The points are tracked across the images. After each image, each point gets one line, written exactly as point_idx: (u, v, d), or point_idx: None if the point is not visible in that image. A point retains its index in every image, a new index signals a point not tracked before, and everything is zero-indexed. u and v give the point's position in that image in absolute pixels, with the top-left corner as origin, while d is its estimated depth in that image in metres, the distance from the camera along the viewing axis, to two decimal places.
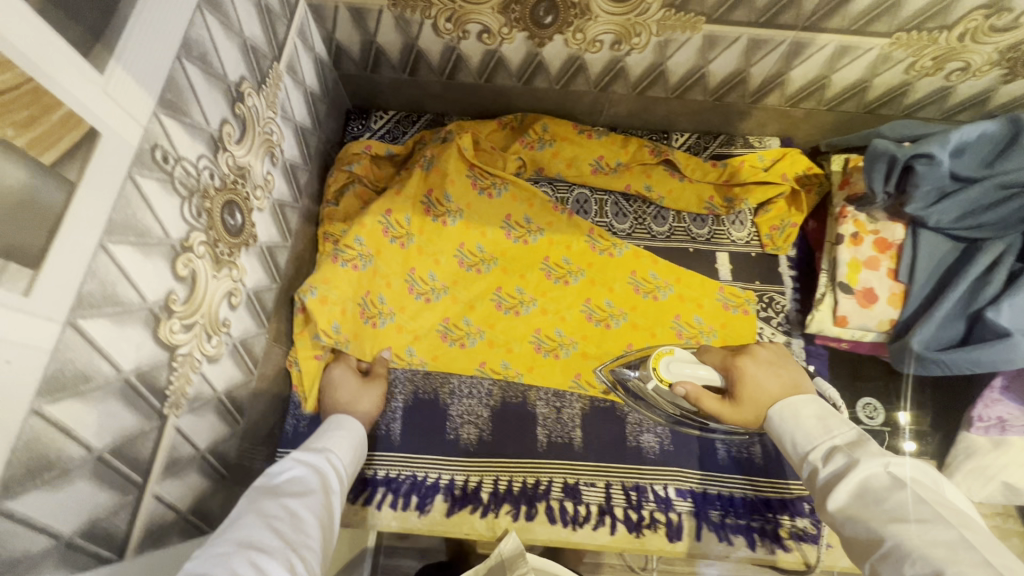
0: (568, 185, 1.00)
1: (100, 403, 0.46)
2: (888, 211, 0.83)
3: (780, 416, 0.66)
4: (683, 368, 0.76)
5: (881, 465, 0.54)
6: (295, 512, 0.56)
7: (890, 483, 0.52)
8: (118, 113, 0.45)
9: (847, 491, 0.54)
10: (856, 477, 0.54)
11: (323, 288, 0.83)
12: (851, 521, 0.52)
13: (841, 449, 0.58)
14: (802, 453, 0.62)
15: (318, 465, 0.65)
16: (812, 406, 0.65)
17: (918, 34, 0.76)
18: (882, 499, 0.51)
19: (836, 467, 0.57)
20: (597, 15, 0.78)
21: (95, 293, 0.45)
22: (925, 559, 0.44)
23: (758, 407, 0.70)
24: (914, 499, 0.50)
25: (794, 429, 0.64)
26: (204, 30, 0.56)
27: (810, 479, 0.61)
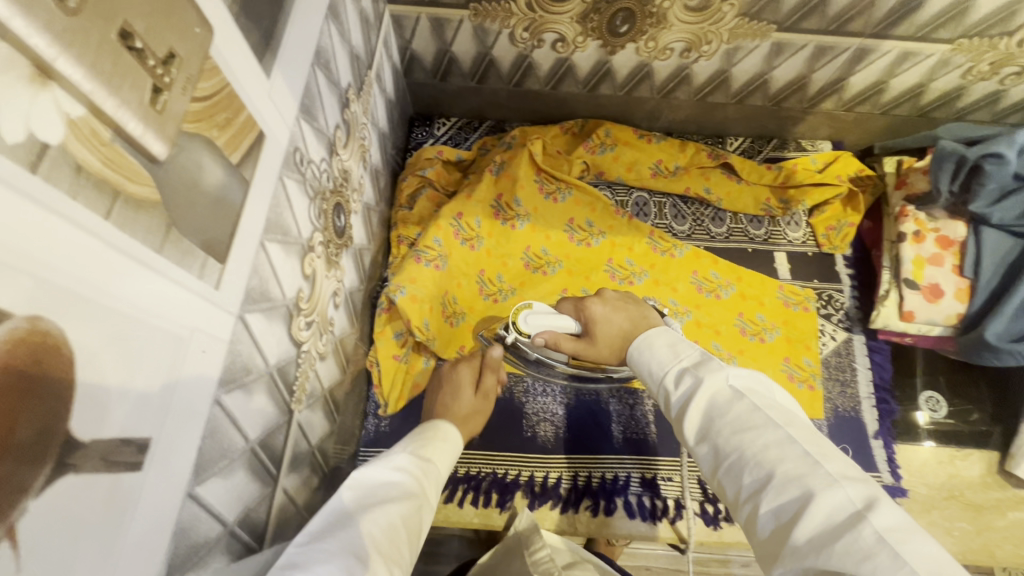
0: (627, 188, 1.03)
1: (255, 395, 0.48)
2: (948, 210, 0.86)
3: (637, 351, 0.61)
4: (541, 319, 0.77)
5: (723, 379, 0.50)
6: (394, 525, 0.48)
7: (731, 396, 0.48)
8: (275, 115, 0.47)
9: (696, 411, 0.49)
10: (701, 395, 0.50)
11: (410, 287, 0.83)
12: (698, 441, 0.49)
13: (690, 369, 0.54)
14: (658, 377, 0.57)
15: (417, 470, 0.56)
16: (664, 335, 0.60)
17: (980, 40, 0.80)
18: (724, 412, 0.47)
19: (684, 390, 0.52)
20: (672, 24, 0.81)
21: (256, 288, 0.46)
22: (759, 466, 0.42)
23: (610, 343, 0.70)
24: (750, 408, 0.46)
25: (650, 360, 0.59)
26: (328, 39, 0.58)
27: (666, 406, 0.55)
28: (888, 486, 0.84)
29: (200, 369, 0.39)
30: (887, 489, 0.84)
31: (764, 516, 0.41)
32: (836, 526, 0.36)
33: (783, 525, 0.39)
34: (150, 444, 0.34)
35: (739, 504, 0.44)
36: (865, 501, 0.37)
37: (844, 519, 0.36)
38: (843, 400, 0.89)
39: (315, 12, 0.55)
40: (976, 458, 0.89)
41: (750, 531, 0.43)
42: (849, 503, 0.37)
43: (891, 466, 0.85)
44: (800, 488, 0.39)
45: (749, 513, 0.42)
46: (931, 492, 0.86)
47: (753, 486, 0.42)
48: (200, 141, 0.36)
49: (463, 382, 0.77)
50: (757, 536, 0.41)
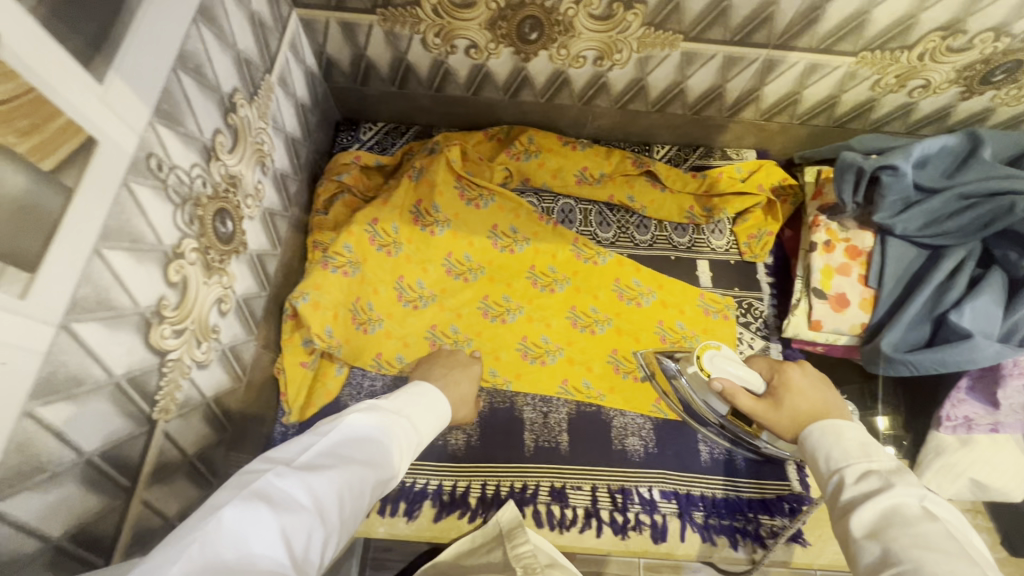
0: (553, 195, 1.03)
1: (90, 406, 0.47)
2: (858, 220, 0.87)
3: (818, 430, 0.56)
4: (725, 366, 0.68)
5: (919, 496, 0.44)
6: (365, 489, 0.48)
7: (923, 513, 0.43)
8: (116, 121, 0.46)
9: (872, 511, 0.45)
10: (885, 500, 0.45)
11: (314, 293, 0.83)
12: (867, 540, 0.44)
13: (877, 471, 0.49)
14: (829, 466, 0.52)
15: (403, 436, 0.55)
16: (858, 429, 0.54)
17: (882, 54, 0.81)
18: (910, 525, 0.42)
19: (866, 487, 0.47)
20: (580, 32, 0.81)
21: (89, 297, 0.45)
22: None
23: (796, 416, 0.61)
24: (945, 534, 0.41)
25: (830, 446, 0.54)
26: (199, 43, 0.58)
27: (830, 499, 0.51)
28: (796, 494, 0.84)
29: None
30: (795, 496, 0.84)
31: None
32: None
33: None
34: None
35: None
36: None
37: None
38: None
39: (178, 15, 0.54)
40: None
41: None
42: None
43: (801, 475, 0.85)
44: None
45: None
46: None
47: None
48: None
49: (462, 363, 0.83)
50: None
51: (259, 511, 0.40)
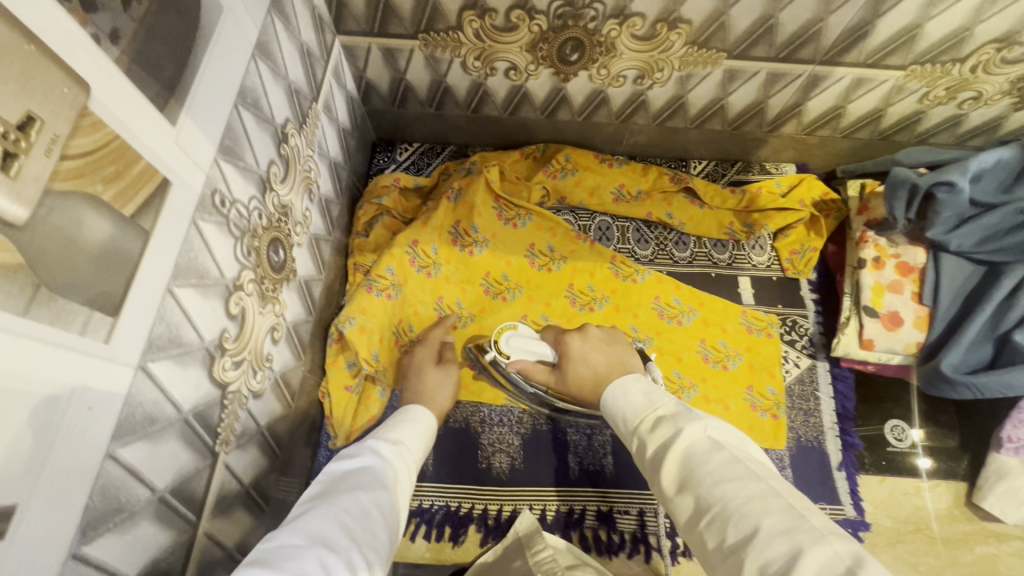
0: (590, 213, 1.02)
1: (163, 444, 0.47)
2: (908, 236, 0.85)
3: (613, 395, 0.63)
4: (523, 345, 0.81)
5: (701, 430, 0.52)
6: (366, 511, 0.53)
7: (709, 446, 0.50)
8: (187, 162, 0.47)
9: (674, 462, 0.51)
10: (679, 445, 0.52)
11: (360, 318, 0.83)
12: (680, 490, 0.50)
13: (668, 418, 0.56)
14: (630, 426, 0.59)
15: (387, 455, 0.62)
16: (639, 382, 0.63)
17: (932, 67, 0.79)
18: (704, 462, 0.49)
19: (663, 436, 0.54)
20: (621, 52, 0.80)
21: (162, 336, 0.46)
22: (744, 518, 0.44)
23: (580, 382, 0.73)
24: (731, 459, 0.48)
25: (624, 405, 0.62)
26: (256, 77, 0.58)
27: (642, 455, 0.57)
28: (849, 518, 0.82)
29: (84, 427, 0.38)
30: (848, 521, 0.82)
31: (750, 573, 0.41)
32: None
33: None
34: (16, 510, 0.33)
35: (721, 558, 0.44)
36: (852, 558, 0.39)
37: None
38: (805, 429, 0.88)
39: (238, 52, 0.54)
40: (943, 488, 0.87)
41: None
42: (838, 558, 0.39)
43: (854, 499, 0.84)
44: (790, 543, 0.41)
45: (733, 566, 0.43)
46: (897, 527, 0.84)
47: (737, 542, 0.43)
48: (78, 198, 0.36)
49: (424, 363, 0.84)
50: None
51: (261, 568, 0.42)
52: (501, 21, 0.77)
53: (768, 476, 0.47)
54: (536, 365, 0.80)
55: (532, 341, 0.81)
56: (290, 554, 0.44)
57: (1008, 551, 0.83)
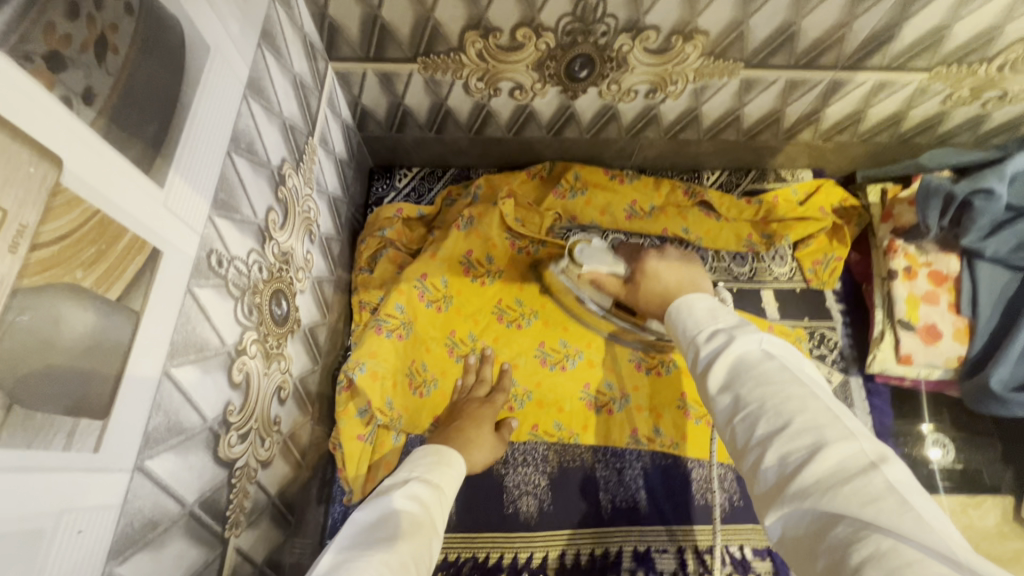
0: (602, 232, 0.95)
1: (167, 547, 0.42)
2: (938, 243, 0.81)
3: (676, 309, 0.59)
4: (597, 258, 0.80)
5: (757, 342, 0.48)
6: (404, 562, 0.47)
7: (761, 356, 0.47)
8: (178, 225, 0.42)
9: (722, 367, 0.48)
10: (728, 354, 0.48)
11: (371, 362, 0.78)
12: (717, 391, 0.47)
13: (725, 330, 0.52)
14: (687, 334, 0.55)
15: (425, 502, 0.57)
16: (706, 300, 0.57)
17: (958, 68, 0.75)
18: (751, 370, 0.46)
19: (716, 344, 0.51)
20: (634, 67, 0.76)
21: (161, 427, 0.40)
22: (778, 416, 0.41)
23: (650, 296, 0.72)
24: (780, 368, 0.45)
25: (686, 317, 0.57)
26: (248, 119, 0.53)
27: (692, 363, 0.53)
28: None
29: (74, 554, 0.32)
30: None
31: (769, 460, 0.40)
32: (845, 474, 0.36)
33: (780, 474, 0.39)
34: None
35: (746, 450, 0.43)
36: (877, 454, 0.37)
37: (855, 466, 0.36)
38: None
39: (229, 94, 0.49)
40: (990, 505, 0.83)
41: (750, 478, 0.42)
42: (861, 454, 0.37)
43: None
44: (816, 437, 0.39)
45: (755, 458, 0.41)
46: None
47: (766, 435, 0.41)
48: (56, 293, 0.31)
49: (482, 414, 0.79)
50: (755, 481, 0.41)
51: None
52: (505, 40, 0.72)
53: (809, 379, 0.45)
54: (609, 278, 0.79)
55: (605, 256, 0.80)
56: None
57: None
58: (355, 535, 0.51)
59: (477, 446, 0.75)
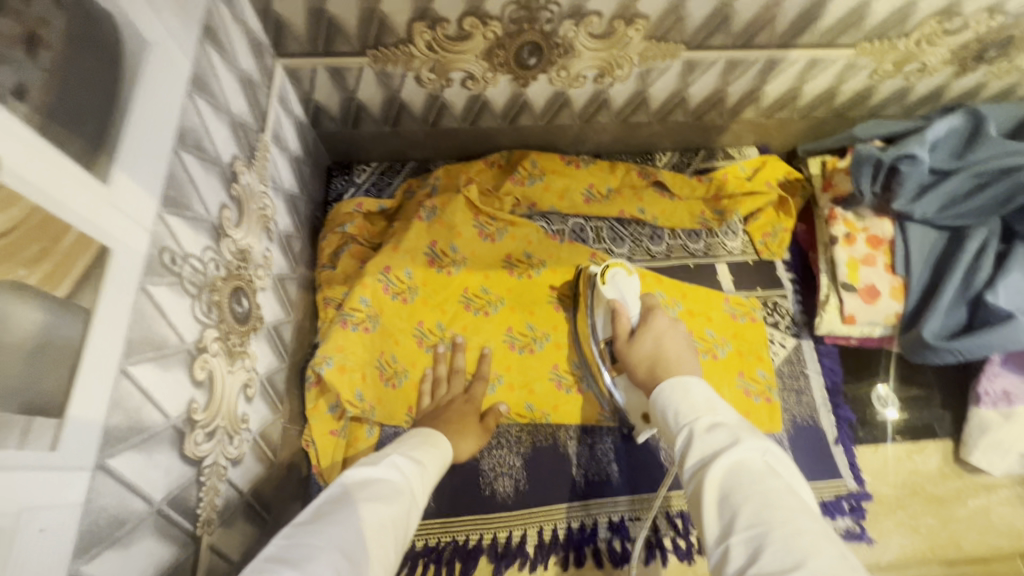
0: (562, 216, 0.99)
1: (135, 545, 0.42)
2: (875, 209, 0.87)
3: (671, 388, 0.59)
4: (621, 287, 0.81)
5: (760, 453, 0.48)
6: (384, 525, 0.51)
7: (765, 471, 0.46)
8: (128, 224, 0.41)
9: (721, 469, 0.47)
10: (730, 458, 0.47)
11: (338, 356, 0.78)
12: (717, 503, 0.46)
13: (726, 425, 0.51)
14: (681, 422, 0.55)
15: (409, 472, 0.59)
16: (702, 386, 0.58)
17: (881, 43, 0.81)
18: (755, 483, 0.45)
19: (715, 442, 0.50)
20: (580, 52, 0.78)
21: (121, 425, 0.40)
22: (787, 552, 0.39)
23: (643, 356, 0.72)
24: (786, 491, 0.44)
25: (682, 403, 0.57)
26: (196, 115, 0.53)
27: (682, 454, 0.52)
28: (853, 492, 0.84)
29: (38, 553, 0.33)
30: (852, 494, 0.84)
31: None
32: None
33: None
34: None
35: None
36: None
37: None
38: (800, 409, 0.88)
39: (173, 90, 0.49)
40: (933, 449, 0.89)
41: None
42: None
43: (854, 471, 0.85)
44: None
45: None
46: (894, 493, 0.86)
47: (773, 568, 0.39)
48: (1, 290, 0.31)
49: (455, 391, 0.84)
50: None
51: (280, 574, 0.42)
52: (453, 30, 0.73)
53: (812, 511, 0.43)
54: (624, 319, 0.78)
55: (631, 294, 0.80)
56: (310, 556, 0.44)
57: (998, 501, 0.86)
58: (347, 485, 0.54)
59: (452, 434, 0.77)
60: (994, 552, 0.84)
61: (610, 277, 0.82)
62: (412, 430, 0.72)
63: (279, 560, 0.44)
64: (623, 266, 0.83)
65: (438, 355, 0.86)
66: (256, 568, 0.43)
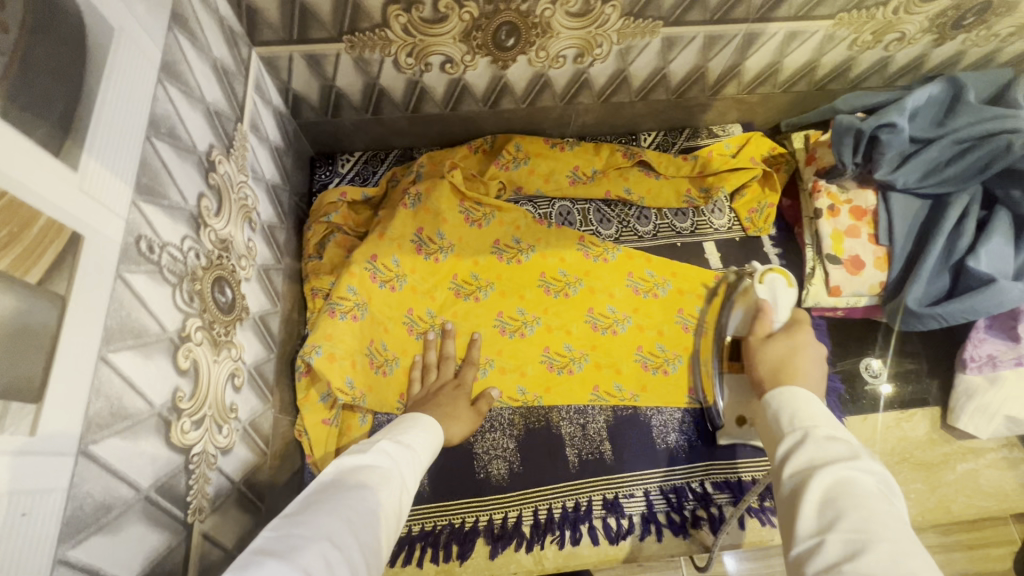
0: (548, 200, 0.99)
1: (123, 531, 0.42)
2: (858, 180, 0.88)
3: (786, 394, 0.55)
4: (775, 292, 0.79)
5: (875, 475, 0.45)
6: (373, 509, 0.51)
7: (879, 492, 0.43)
8: (101, 211, 0.41)
9: (830, 476, 0.44)
10: (845, 469, 0.44)
11: (327, 345, 0.77)
12: (818, 507, 0.43)
13: (844, 440, 0.48)
14: (793, 426, 0.52)
15: (398, 458, 0.60)
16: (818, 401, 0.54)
17: (858, 13, 0.81)
18: (869, 500, 0.42)
19: (831, 452, 0.46)
20: (558, 32, 0.78)
21: (103, 412, 0.40)
22: (891, 559, 0.37)
23: (771, 364, 0.66)
24: (899, 517, 0.41)
25: (795, 408, 0.53)
26: (168, 103, 0.52)
27: (784, 456, 0.50)
28: None
29: (22, 537, 0.33)
30: None
31: None
32: None
33: None
34: None
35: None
36: None
37: None
38: None
39: (142, 77, 0.48)
40: (920, 416, 0.90)
41: None
42: None
43: None
44: None
45: None
46: (883, 460, 0.87)
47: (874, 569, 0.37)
48: None
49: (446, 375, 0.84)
50: None
51: (267, 564, 0.42)
52: (428, 13, 0.72)
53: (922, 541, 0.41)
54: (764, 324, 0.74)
55: (784, 300, 0.78)
56: (296, 546, 0.44)
57: (985, 464, 0.88)
58: (336, 474, 0.54)
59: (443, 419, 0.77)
60: (981, 514, 0.86)
61: (768, 279, 0.81)
62: (403, 417, 0.72)
63: (266, 552, 0.43)
64: (785, 277, 0.81)
65: (427, 342, 0.87)
66: (244, 559, 0.43)
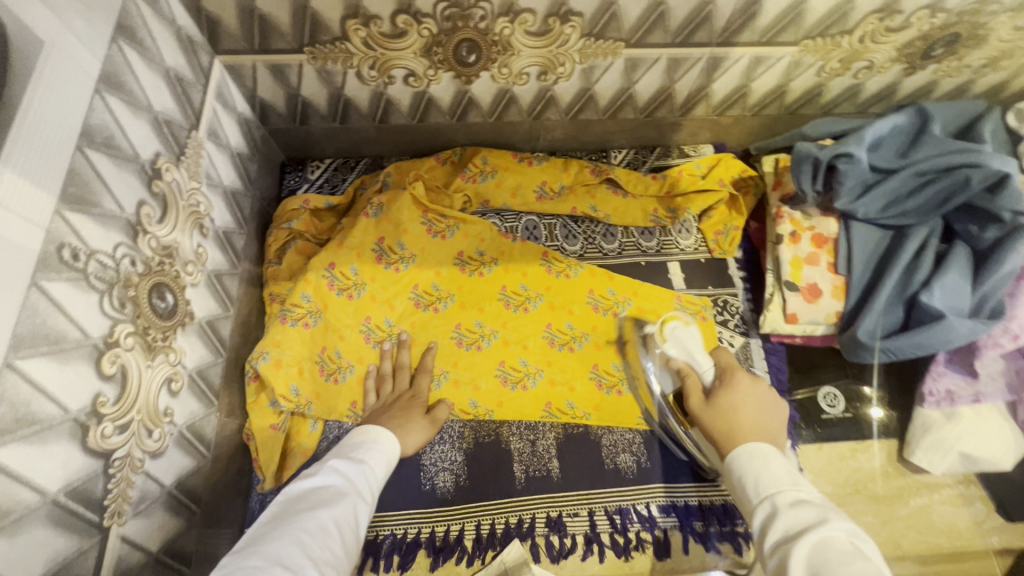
0: (516, 214, 0.99)
1: (23, 535, 0.43)
2: (820, 207, 0.86)
3: (749, 458, 0.58)
4: (684, 343, 0.82)
5: (846, 533, 0.46)
6: (325, 528, 0.52)
7: (852, 550, 0.45)
8: (17, 221, 0.42)
9: (806, 544, 0.46)
10: (818, 532, 0.46)
11: (274, 352, 0.80)
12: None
13: (811, 503, 0.50)
14: (761, 495, 0.54)
15: (351, 475, 0.61)
16: (783, 459, 0.58)
17: (823, 41, 0.80)
18: (844, 560, 0.43)
19: (801, 520, 0.49)
20: (519, 50, 0.78)
21: (4, 418, 0.41)
22: None
23: (722, 415, 0.69)
24: (875, 571, 0.42)
25: (759, 475, 0.56)
26: (105, 113, 0.53)
27: (762, 526, 0.52)
28: None
29: None
30: None
31: None
32: None
33: None
34: None
35: None
36: None
37: None
38: None
39: (77, 89, 0.49)
40: (877, 447, 0.89)
41: None
42: None
43: None
44: None
45: None
46: (836, 491, 0.86)
47: None
48: None
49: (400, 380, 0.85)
50: None
51: None
52: (387, 28, 0.73)
53: None
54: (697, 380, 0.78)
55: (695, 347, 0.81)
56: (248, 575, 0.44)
57: (939, 500, 0.86)
58: (285, 503, 0.55)
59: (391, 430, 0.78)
60: (932, 550, 0.84)
61: (668, 332, 0.84)
62: (356, 433, 0.73)
63: None
64: (681, 321, 0.86)
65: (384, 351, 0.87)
66: None
